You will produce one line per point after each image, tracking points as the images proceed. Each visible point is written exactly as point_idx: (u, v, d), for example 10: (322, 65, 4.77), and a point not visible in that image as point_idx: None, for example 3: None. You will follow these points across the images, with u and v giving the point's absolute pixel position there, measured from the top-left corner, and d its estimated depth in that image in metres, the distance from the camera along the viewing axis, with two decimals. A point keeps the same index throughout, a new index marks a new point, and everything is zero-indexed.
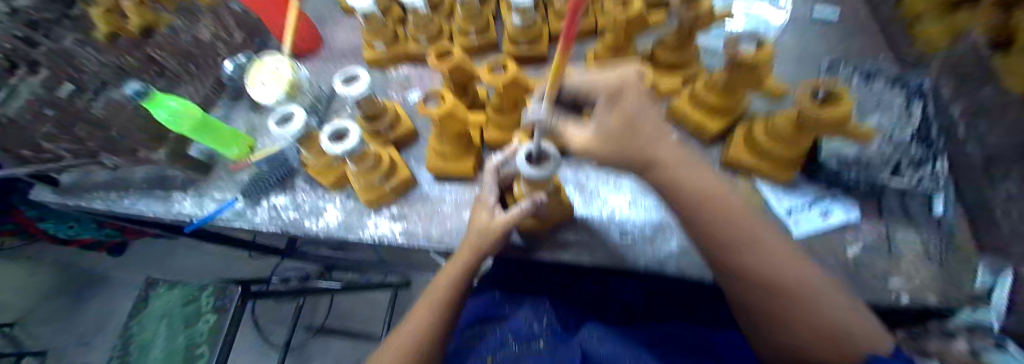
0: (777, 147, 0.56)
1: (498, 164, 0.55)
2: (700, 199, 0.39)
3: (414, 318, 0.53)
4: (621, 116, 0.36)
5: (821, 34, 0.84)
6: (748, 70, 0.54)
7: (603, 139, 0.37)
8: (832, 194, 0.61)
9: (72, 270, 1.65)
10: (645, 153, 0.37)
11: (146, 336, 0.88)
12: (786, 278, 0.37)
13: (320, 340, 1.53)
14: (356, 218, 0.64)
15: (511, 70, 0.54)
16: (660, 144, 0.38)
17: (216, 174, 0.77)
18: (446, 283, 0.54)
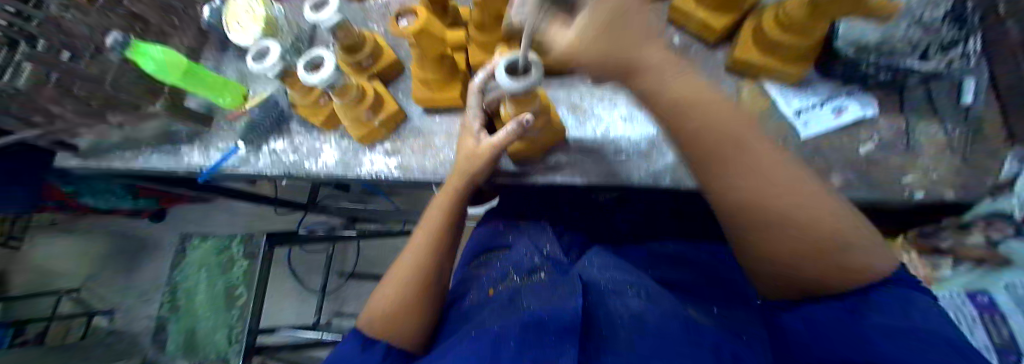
0: (788, 37, 0.51)
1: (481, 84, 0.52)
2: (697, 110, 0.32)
3: (413, 247, 0.56)
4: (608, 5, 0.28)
5: None
6: None
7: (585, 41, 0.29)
8: (849, 90, 0.56)
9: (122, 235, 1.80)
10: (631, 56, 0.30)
11: (191, 282, 0.97)
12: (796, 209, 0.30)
13: (352, 283, 1.66)
14: (352, 156, 0.65)
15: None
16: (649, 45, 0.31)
17: (216, 126, 0.78)
18: (435, 215, 0.56)
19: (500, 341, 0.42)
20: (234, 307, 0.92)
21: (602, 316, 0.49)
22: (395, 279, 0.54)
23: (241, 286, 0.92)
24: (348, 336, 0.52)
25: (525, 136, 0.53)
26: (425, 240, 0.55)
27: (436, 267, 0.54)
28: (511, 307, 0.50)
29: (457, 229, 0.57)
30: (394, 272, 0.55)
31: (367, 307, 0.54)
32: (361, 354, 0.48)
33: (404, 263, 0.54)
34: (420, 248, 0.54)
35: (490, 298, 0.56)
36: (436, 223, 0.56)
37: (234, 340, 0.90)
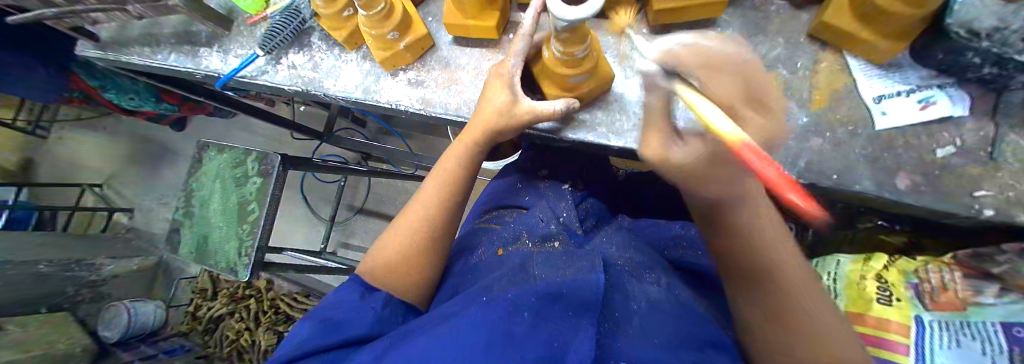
0: (895, 3, 0.40)
1: (530, 25, 0.47)
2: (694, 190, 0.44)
3: (426, 194, 0.54)
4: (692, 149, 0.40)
5: None
6: None
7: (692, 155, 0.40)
8: (942, 81, 0.47)
9: (144, 137, 1.84)
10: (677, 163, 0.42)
11: (205, 191, 0.99)
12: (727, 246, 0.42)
13: (360, 218, 1.69)
14: (373, 81, 0.60)
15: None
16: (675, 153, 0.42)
17: (237, 29, 0.73)
18: (449, 166, 0.54)
19: (513, 308, 0.38)
20: (245, 222, 0.93)
21: (620, 299, 0.46)
22: (404, 226, 0.53)
23: (253, 202, 0.93)
24: (344, 283, 0.48)
25: (568, 81, 0.48)
26: (440, 186, 0.54)
27: (445, 218, 0.53)
28: (527, 270, 0.48)
29: (468, 183, 0.56)
30: (405, 217, 0.54)
31: (373, 255, 0.53)
32: (360, 302, 0.45)
33: (413, 212, 0.53)
34: (433, 195, 0.53)
35: (503, 255, 0.54)
36: (449, 174, 0.54)
37: (243, 254, 0.91)
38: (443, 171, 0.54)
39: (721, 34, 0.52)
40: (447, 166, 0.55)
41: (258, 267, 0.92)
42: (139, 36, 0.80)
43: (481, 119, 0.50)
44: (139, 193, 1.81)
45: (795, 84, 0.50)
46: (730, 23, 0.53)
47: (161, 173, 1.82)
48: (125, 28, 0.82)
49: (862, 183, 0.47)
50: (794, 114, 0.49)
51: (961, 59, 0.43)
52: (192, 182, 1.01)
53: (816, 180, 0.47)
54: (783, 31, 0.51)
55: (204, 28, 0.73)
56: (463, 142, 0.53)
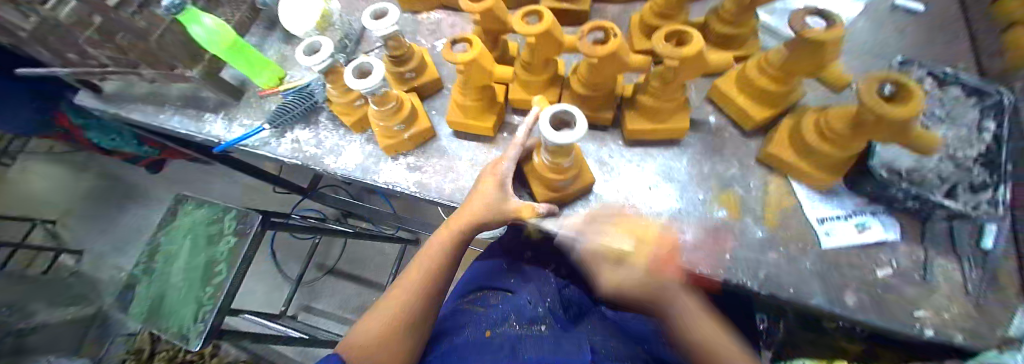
0: (826, 145, 0.50)
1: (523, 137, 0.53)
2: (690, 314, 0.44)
3: (414, 274, 0.55)
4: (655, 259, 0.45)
5: (901, 27, 0.71)
6: (811, 51, 0.45)
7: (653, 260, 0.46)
8: (873, 208, 0.55)
9: (113, 177, 1.77)
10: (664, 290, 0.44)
11: (173, 248, 0.95)
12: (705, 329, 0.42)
13: (330, 280, 1.61)
14: (372, 162, 0.64)
15: (611, 41, 0.46)
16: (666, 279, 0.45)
17: (246, 99, 0.77)
18: (439, 247, 0.56)
19: None
20: (210, 284, 0.88)
21: None
22: (387, 308, 0.52)
23: (222, 263, 0.89)
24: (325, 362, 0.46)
25: (554, 182, 0.53)
26: (428, 267, 0.55)
27: (428, 305, 0.53)
28: (510, 358, 0.47)
29: (452, 265, 0.57)
30: (388, 302, 0.53)
31: (353, 335, 0.51)
32: None
33: (397, 295, 0.53)
34: (417, 280, 0.54)
35: (486, 342, 0.53)
36: (436, 260, 0.55)
37: (200, 318, 0.85)
38: (432, 258, 0.55)
39: (685, 152, 0.60)
40: (434, 252, 0.56)
41: (212, 336, 0.84)
42: (146, 94, 0.84)
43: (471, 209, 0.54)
44: (92, 235, 1.69)
45: (750, 201, 0.57)
46: (692, 144, 0.61)
47: (122, 216, 1.72)
48: (134, 85, 0.85)
49: (816, 299, 0.51)
50: (750, 228, 0.55)
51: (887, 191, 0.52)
52: (159, 237, 0.97)
53: (777, 292, 0.50)
54: (736, 154, 0.60)
55: (213, 95, 0.77)
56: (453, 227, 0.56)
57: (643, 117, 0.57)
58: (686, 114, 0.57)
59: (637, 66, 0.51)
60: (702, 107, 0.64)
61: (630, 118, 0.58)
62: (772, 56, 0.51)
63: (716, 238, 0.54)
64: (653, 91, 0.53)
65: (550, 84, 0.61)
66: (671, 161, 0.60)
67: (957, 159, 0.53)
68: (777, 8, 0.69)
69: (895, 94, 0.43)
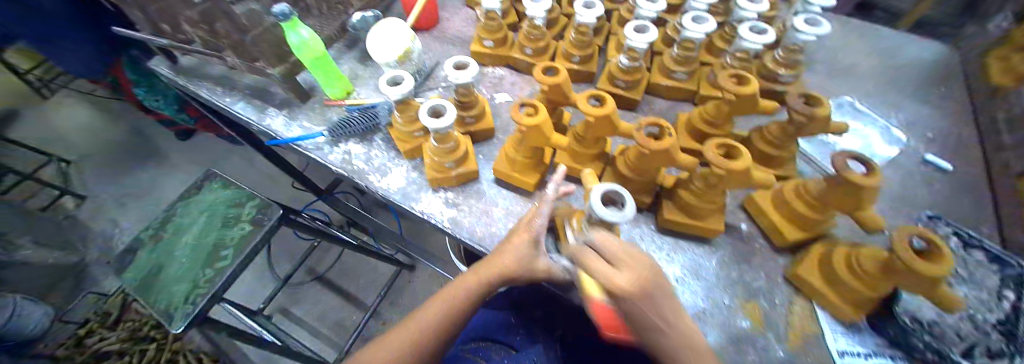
0: (856, 281, 0.51)
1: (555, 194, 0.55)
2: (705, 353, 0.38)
3: (427, 311, 0.54)
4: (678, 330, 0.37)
5: (928, 182, 0.76)
6: (852, 193, 0.49)
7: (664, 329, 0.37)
8: (893, 352, 0.55)
9: (143, 134, 1.82)
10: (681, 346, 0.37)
11: (185, 221, 0.95)
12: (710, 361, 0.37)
13: (315, 286, 1.56)
14: (413, 189, 0.67)
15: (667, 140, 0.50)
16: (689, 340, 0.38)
17: (309, 104, 0.82)
18: (461, 291, 0.55)
19: None
20: (211, 266, 0.87)
21: None
22: (394, 340, 0.51)
23: (230, 249, 0.89)
24: None
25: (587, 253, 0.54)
26: (446, 308, 0.54)
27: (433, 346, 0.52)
28: None
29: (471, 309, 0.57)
30: (400, 330, 0.53)
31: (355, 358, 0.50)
32: None
33: (409, 326, 0.53)
34: (431, 315, 0.53)
35: None
36: (460, 301, 0.55)
37: (190, 301, 0.83)
38: (455, 296, 0.55)
39: (713, 252, 0.62)
40: (459, 292, 0.55)
41: (196, 321, 0.81)
42: (217, 76, 0.89)
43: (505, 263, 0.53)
44: (97, 182, 1.68)
45: (773, 317, 0.56)
46: (721, 245, 0.63)
47: (135, 172, 1.72)
48: (208, 65, 0.92)
49: None
50: (773, 345, 0.53)
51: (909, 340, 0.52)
52: (176, 207, 0.97)
53: None
54: (760, 265, 0.61)
55: (281, 92, 0.82)
56: (476, 271, 0.55)
57: (680, 210, 0.60)
58: (721, 217, 0.60)
59: (685, 165, 0.55)
60: (733, 212, 0.67)
61: (667, 208, 0.61)
62: (810, 185, 0.55)
63: (738, 347, 0.52)
64: (695, 190, 0.57)
65: (597, 159, 0.65)
66: (699, 258, 0.61)
67: (977, 321, 0.54)
68: (816, 139, 0.74)
69: (927, 250, 0.46)
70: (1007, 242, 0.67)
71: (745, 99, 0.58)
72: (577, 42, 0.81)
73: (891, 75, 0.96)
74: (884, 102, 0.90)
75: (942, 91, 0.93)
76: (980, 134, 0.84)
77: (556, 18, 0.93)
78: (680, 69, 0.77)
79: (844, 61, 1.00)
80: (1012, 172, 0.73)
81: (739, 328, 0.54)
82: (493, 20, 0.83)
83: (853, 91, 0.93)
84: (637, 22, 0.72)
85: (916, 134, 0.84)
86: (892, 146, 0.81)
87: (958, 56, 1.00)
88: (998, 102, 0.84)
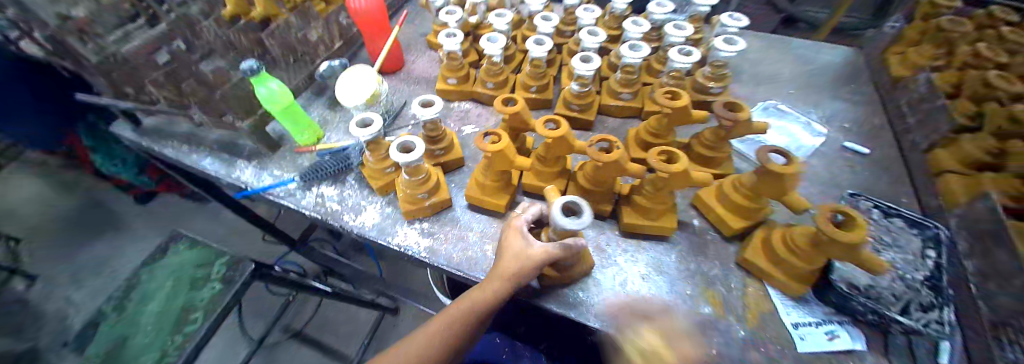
0: (795, 258, 0.57)
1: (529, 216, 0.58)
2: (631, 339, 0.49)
3: (428, 332, 0.52)
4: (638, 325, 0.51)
5: (850, 166, 0.86)
6: (777, 181, 0.56)
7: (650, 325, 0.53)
8: (840, 319, 0.61)
9: (100, 201, 1.73)
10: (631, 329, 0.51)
11: (150, 286, 0.92)
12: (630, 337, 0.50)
13: (293, 343, 1.49)
14: (390, 223, 0.69)
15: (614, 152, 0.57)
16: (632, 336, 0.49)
17: (280, 154, 0.84)
18: (464, 307, 0.52)
19: None
20: (180, 331, 0.84)
21: None
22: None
23: (199, 311, 0.86)
24: None
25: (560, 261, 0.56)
26: (447, 327, 0.52)
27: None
28: None
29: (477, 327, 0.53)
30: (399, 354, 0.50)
31: None
32: None
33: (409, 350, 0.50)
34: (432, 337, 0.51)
35: None
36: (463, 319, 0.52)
37: None
38: (458, 315, 0.52)
39: (673, 248, 0.68)
40: (462, 309, 0.53)
41: None
42: (185, 134, 0.90)
43: (506, 277, 0.51)
44: (46, 257, 1.57)
45: (731, 300, 0.62)
46: (679, 242, 0.69)
47: (90, 242, 1.63)
48: (173, 124, 0.92)
49: None
50: (734, 326, 0.59)
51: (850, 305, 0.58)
52: (140, 272, 0.94)
53: None
54: (717, 257, 0.67)
55: (251, 144, 0.84)
56: (482, 289, 0.53)
57: (638, 213, 0.66)
58: (675, 216, 0.66)
59: (635, 172, 0.61)
60: (686, 211, 0.74)
61: (627, 213, 0.67)
62: (744, 178, 0.63)
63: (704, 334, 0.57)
64: (648, 194, 0.63)
65: (559, 176, 0.71)
66: (661, 255, 0.67)
67: (906, 279, 0.62)
68: (748, 138, 0.84)
69: (844, 222, 0.53)
70: (924, 209, 0.77)
71: (680, 110, 0.66)
72: (532, 73, 0.89)
73: (808, 77, 1.10)
74: (805, 101, 1.03)
75: (851, 86, 1.07)
76: (888, 120, 0.96)
77: (512, 53, 1.02)
78: (624, 91, 0.86)
79: (768, 68, 1.14)
80: (920, 148, 0.84)
81: (702, 315, 0.60)
82: (454, 60, 0.90)
83: (778, 93, 1.05)
84: (582, 52, 0.80)
85: (835, 125, 0.96)
86: (815, 137, 0.92)
87: (861, 56, 1.16)
88: (897, 91, 0.97)
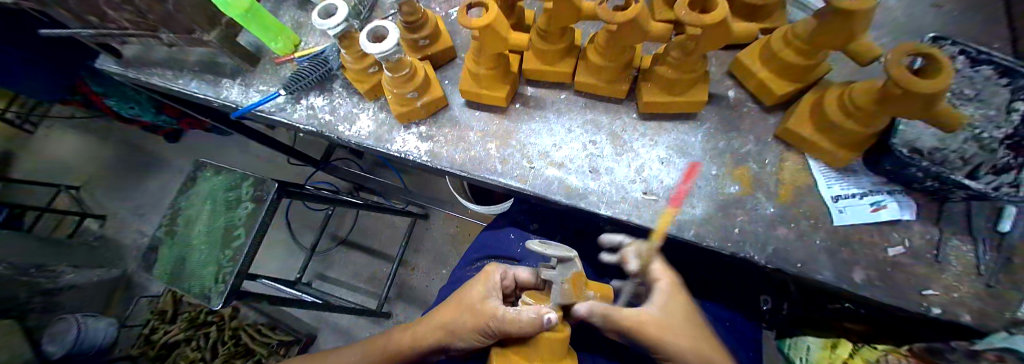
0: (849, 121, 0.48)
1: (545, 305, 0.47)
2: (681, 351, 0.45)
3: (400, 334, 0.60)
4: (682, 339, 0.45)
5: (937, 7, 0.68)
6: (844, 23, 0.43)
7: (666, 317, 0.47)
8: (891, 188, 0.54)
9: (134, 145, 1.82)
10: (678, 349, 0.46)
11: (191, 213, 0.99)
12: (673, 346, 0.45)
13: (342, 250, 1.65)
14: (386, 130, 0.65)
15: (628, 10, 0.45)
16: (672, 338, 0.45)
17: (261, 66, 0.78)
18: (435, 324, 0.57)
19: None
20: (228, 247, 0.91)
21: None
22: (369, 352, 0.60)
23: (240, 228, 0.92)
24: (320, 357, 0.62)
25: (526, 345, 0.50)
26: (414, 336, 0.58)
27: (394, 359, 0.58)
28: None
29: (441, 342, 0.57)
30: (381, 342, 0.61)
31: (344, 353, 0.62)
32: None
33: (383, 344, 0.60)
34: (400, 343, 0.59)
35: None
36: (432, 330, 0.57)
37: (220, 280, 0.89)
38: (422, 329, 0.58)
39: (700, 126, 0.60)
40: (432, 323, 0.58)
41: (233, 296, 0.89)
42: (161, 59, 0.83)
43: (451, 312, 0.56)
44: (112, 201, 1.74)
45: (763, 178, 0.56)
46: (707, 118, 0.60)
47: (143, 182, 1.77)
48: (150, 51, 0.84)
49: (823, 273, 0.50)
50: (763, 203, 0.54)
51: (907, 170, 0.50)
52: (179, 203, 1.00)
53: (782, 266, 0.50)
54: (752, 131, 0.59)
55: (230, 61, 0.77)
56: (450, 309, 0.56)
57: (659, 90, 0.57)
58: (704, 88, 0.56)
59: (657, 35, 0.49)
60: (720, 82, 0.63)
61: (647, 90, 0.57)
62: (798, 28, 0.50)
63: (725, 212, 0.54)
64: (673, 63, 0.52)
65: (565, 56, 0.61)
66: (685, 135, 0.59)
67: (983, 141, 0.52)
68: None
69: (930, 67, 0.41)
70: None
71: None
72: None
73: None
74: None
75: None
76: None
77: None
78: None
79: None
80: None
81: (727, 194, 0.55)
82: None
83: None
84: None
85: None
86: None
87: None
88: None
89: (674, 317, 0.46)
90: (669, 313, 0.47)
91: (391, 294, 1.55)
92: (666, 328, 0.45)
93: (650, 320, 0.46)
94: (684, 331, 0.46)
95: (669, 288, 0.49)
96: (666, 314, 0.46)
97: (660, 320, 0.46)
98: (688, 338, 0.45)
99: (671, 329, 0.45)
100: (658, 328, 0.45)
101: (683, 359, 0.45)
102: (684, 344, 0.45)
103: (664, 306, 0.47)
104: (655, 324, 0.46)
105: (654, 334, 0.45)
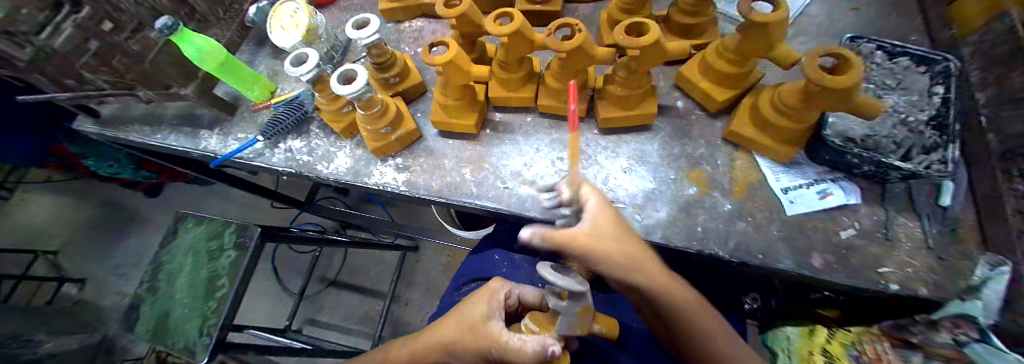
0: (783, 120, 0.53)
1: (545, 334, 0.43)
2: (623, 261, 0.38)
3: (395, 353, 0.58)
4: (624, 253, 0.39)
5: (857, 9, 0.76)
6: (763, 34, 0.49)
7: (598, 228, 0.39)
8: (835, 176, 0.58)
9: (113, 203, 1.79)
10: (628, 259, 0.39)
11: (172, 267, 0.97)
12: (607, 258, 0.38)
13: (332, 291, 1.62)
14: (363, 165, 0.68)
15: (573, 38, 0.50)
16: (614, 247, 0.38)
17: (239, 115, 0.80)
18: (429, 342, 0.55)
19: None
20: (212, 297, 0.90)
21: None
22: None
23: (223, 277, 0.92)
24: None
25: None
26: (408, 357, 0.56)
27: None
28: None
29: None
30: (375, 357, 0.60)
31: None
32: None
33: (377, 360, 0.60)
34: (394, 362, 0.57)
35: None
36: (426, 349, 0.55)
37: (204, 333, 0.87)
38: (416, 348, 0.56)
39: (656, 136, 0.64)
40: (428, 341, 0.55)
41: (218, 349, 0.87)
42: (139, 116, 0.85)
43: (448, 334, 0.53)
44: (90, 263, 1.69)
45: (719, 178, 0.60)
46: (663, 128, 0.65)
47: (122, 240, 1.73)
48: (127, 109, 0.86)
49: (784, 262, 0.52)
50: (721, 201, 0.58)
51: (845, 160, 0.55)
52: (160, 258, 0.99)
53: (748, 260, 0.52)
54: (704, 136, 0.64)
55: (208, 113, 0.80)
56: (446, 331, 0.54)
57: (614, 106, 0.61)
58: (654, 102, 0.61)
59: (603, 58, 0.54)
60: (670, 93, 0.69)
61: (604, 107, 0.62)
62: (726, 41, 0.56)
63: (688, 214, 0.57)
64: (622, 81, 0.57)
65: (526, 82, 0.66)
66: (643, 145, 0.64)
67: (908, 123, 0.56)
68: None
69: (841, 66, 0.46)
70: (935, 42, 0.69)
71: None
72: None
73: None
74: None
75: None
76: None
77: None
78: None
79: None
80: None
81: (688, 196, 0.58)
82: None
83: None
84: None
85: None
86: None
87: None
88: None
89: (602, 230, 0.39)
90: (597, 226, 0.39)
91: (386, 332, 1.52)
92: (595, 239, 0.38)
93: (578, 235, 0.38)
94: (615, 238, 0.39)
95: (596, 205, 0.41)
96: (596, 227, 0.39)
97: (587, 233, 0.38)
98: (617, 243, 0.39)
99: (600, 239, 0.38)
100: (585, 242, 0.37)
101: (619, 270, 0.39)
102: (615, 252, 0.38)
103: (593, 219, 0.40)
104: (583, 239, 0.38)
105: (583, 249, 0.37)
